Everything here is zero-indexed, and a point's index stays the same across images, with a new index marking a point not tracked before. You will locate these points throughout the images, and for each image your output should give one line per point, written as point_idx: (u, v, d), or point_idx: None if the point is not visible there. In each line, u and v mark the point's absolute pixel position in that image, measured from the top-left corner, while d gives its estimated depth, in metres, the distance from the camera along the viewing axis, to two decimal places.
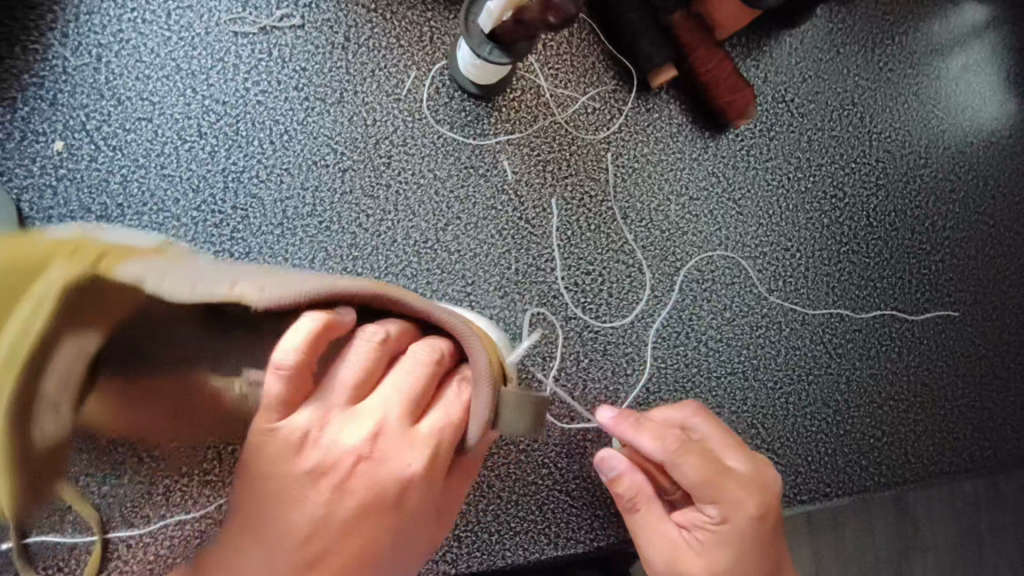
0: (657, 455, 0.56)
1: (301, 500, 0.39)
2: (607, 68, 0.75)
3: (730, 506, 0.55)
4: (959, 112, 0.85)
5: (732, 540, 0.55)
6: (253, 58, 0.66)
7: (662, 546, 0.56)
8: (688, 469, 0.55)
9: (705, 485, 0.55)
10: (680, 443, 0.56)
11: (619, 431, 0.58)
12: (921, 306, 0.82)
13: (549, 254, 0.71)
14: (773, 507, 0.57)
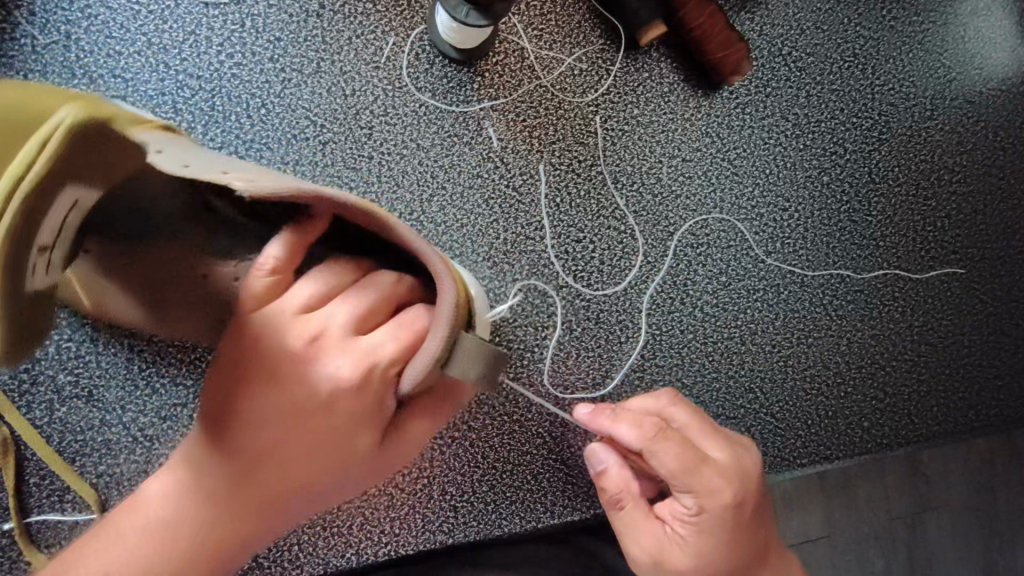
0: (635, 445, 0.54)
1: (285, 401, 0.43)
2: (594, 27, 0.72)
3: (707, 495, 0.53)
4: (969, 58, 0.80)
5: (713, 527, 0.53)
6: (226, 30, 0.64)
7: (644, 542, 0.55)
8: (666, 459, 0.53)
9: (684, 476, 0.53)
10: (659, 432, 0.54)
11: (598, 423, 0.57)
12: (925, 264, 0.79)
13: (539, 223, 0.70)
14: (753, 493, 0.55)
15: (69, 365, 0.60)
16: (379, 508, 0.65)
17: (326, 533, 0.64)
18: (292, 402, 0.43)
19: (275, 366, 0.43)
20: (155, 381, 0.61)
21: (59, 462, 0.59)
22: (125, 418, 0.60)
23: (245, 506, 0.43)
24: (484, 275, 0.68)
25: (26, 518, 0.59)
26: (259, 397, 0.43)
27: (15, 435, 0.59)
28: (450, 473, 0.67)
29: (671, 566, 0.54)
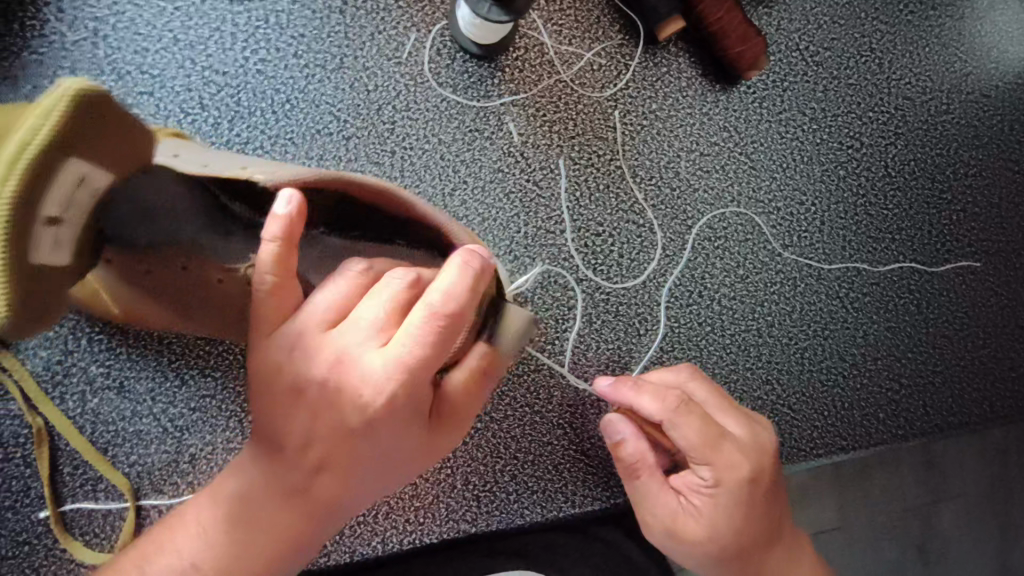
0: (656, 417, 0.57)
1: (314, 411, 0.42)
2: (613, 22, 0.72)
3: (726, 470, 0.55)
4: (984, 52, 0.81)
5: (729, 500, 0.56)
6: (251, 26, 0.65)
7: (661, 510, 0.58)
8: (687, 433, 0.55)
9: (704, 450, 0.55)
10: (682, 406, 0.56)
11: (620, 395, 0.59)
12: (940, 257, 0.80)
13: (559, 216, 0.70)
14: (768, 471, 0.58)
15: (101, 358, 0.61)
16: (403, 498, 0.66)
17: (351, 522, 0.65)
18: (326, 422, 0.41)
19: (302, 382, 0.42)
20: (185, 373, 0.62)
21: (93, 452, 0.60)
22: (155, 410, 0.61)
23: (303, 524, 0.44)
24: (505, 268, 0.69)
25: (61, 506, 0.60)
26: (291, 426, 0.42)
27: (49, 427, 0.60)
28: (472, 463, 0.68)
29: (686, 533, 0.57)
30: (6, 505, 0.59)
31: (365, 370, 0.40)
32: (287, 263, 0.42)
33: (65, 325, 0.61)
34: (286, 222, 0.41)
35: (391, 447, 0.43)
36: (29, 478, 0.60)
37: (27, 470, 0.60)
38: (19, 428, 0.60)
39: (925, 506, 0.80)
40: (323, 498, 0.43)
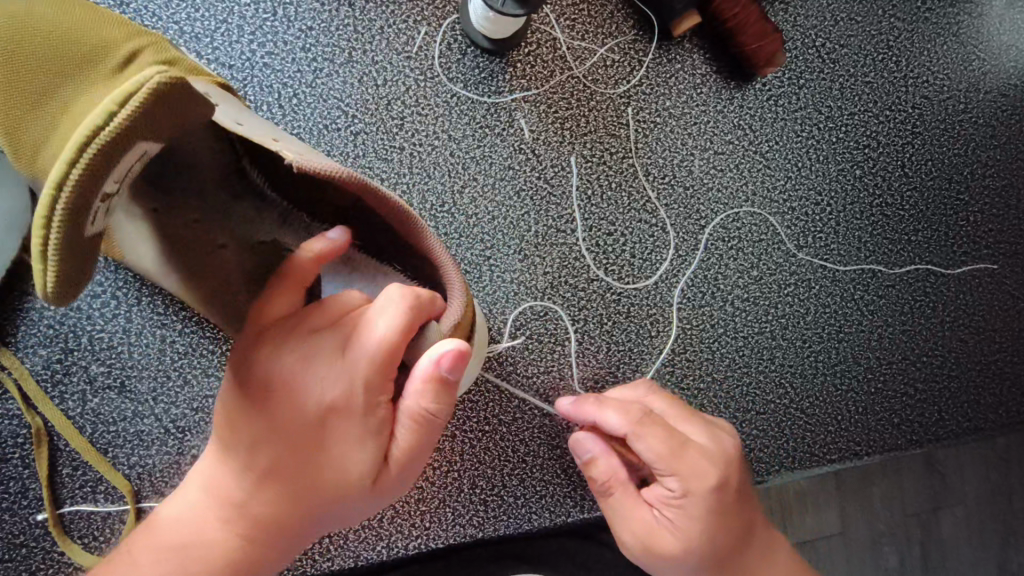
0: (620, 429, 0.54)
1: (274, 409, 0.43)
2: (626, 17, 0.71)
3: (692, 478, 0.53)
4: (1003, 51, 0.79)
5: (698, 510, 0.53)
6: (258, 18, 0.64)
7: (637, 528, 0.54)
8: (652, 444, 0.53)
9: (668, 460, 0.53)
10: (643, 418, 0.54)
11: (582, 412, 0.57)
12: (957, 259, 0.78)
13: (570, 215, 0.69)
14: (736, 478, 0.55)
15: (102, 356, 0.59)
16: (410, 501, 0.65)
17: (356, 526, 0.64)
18: (286, 417, 0.43)
19: (266, 380, 0.43)
20: (187, 372, 0.60)
21: (93, 453, 0.59)
22: (157, 410, 0.60)
23: (262, 524, 0.45)
24: (515, 268, 0.67)
25: (59, 508, 0.58)
26: (253, 424, 0.43)
27: (49, 427, 0.59)
28: (480, 467, 0.66)
29: (663, 550, 0.54)
30: (4, 506, 0.58)
31: (327, 369, 0.42)
32: (305, 272, 0.44)
33: (66, 323, 0.59)
34: (336, 248, 0.44)
35: (349, 460, 0.44)
36: (28, 479, 0.58)
37: (25, 471, 0.58)
38: (18, 427, 0.58)
39: (938, 515, 0.79)
40: (276, 519, 0.45)
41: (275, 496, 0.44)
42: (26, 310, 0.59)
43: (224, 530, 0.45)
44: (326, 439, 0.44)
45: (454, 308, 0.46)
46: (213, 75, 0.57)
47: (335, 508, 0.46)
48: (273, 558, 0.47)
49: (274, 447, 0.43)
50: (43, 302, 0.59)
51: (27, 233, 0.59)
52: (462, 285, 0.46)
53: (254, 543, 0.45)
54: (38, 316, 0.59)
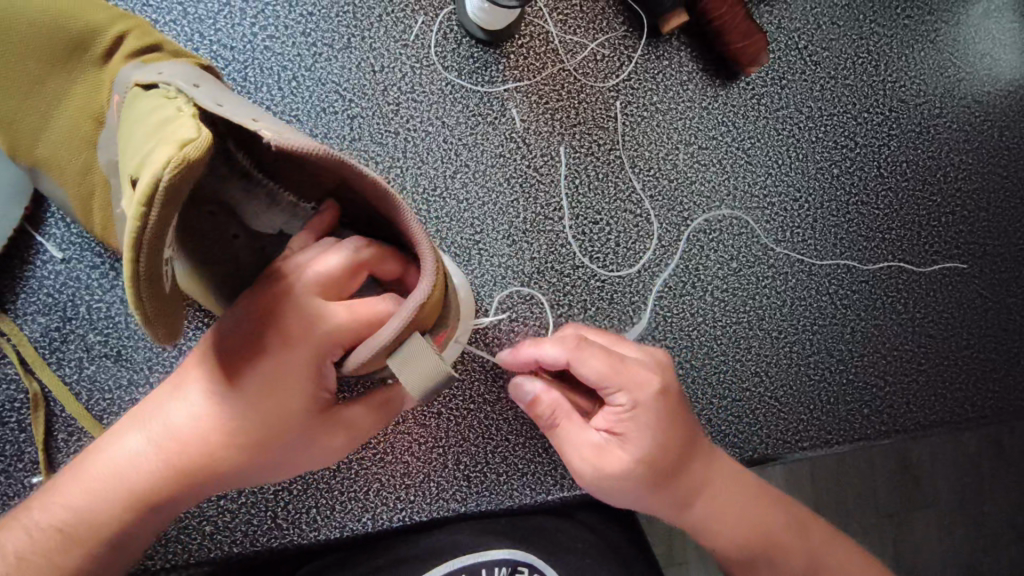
0: (560, 358, 0.55)
1: (245, 352, 0.48)
2: (617, 14, 0.74)
3: (636, 389, 0.55)
4: (978, 59, 0.83)
5: (649, 422, 0.55)
6: (260, 3, 0.66)
7: (586, 450, 0.57)
8: (592, 364, 0.54)
9: (611, 377, 0.54)
10: (580, 346, 0.55)
11: (520, 356, 0.57)
12: (929, 258, 0.82)
13: (558, 203, 0.72)
14: (674, 384, 0.58)
15: (99, 326, 0.61)
16: (395, 475, 0.67)
17: (342, 498, 0.66)
18: (253, 360, 0.48)
19: (243, 328, 0.47)
20: (183, 344, 0.62)
21: (88, 419, 0.60)
22: (151, 379, 0.61)
23: (200, 455, 0.49)
24: (504, 252, 0.70)
25: (54, 472, 0.60)
26: (222, 362, 0.48)
27: (46, 392, 0.60)
28: (464, 444, 0.69)
29: (612, 468, 0.56)
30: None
31: (299, 321, 0.47)
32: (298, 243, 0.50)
33: (65, 292, 0.61)
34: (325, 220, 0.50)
35: (295, 407, 0.49)
36: (24, 443, 0.60)
37: (21, 435, 0.60)
38: (16, 392, 0.60)
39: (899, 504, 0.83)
40: (214, 470, 0.49)
41: (221, 450, 0.49)
42: (26, 279, 0.61)
43: (158, 476, 0.49)
44: (274, 398, 0.48)
45: (419, 292, 0.42)
46: (196, 59, 0.58)
47: (274, 463, 0.51)
48: (197, 495, 0.51)
49: (234, 386, 0.48)
50: (42, 272, 0.61)
51: (28, 205, 0.61)
52: (434, 264, 0.44)
53: (185, 491, 0.49)
54: (38, 285, 0.61)
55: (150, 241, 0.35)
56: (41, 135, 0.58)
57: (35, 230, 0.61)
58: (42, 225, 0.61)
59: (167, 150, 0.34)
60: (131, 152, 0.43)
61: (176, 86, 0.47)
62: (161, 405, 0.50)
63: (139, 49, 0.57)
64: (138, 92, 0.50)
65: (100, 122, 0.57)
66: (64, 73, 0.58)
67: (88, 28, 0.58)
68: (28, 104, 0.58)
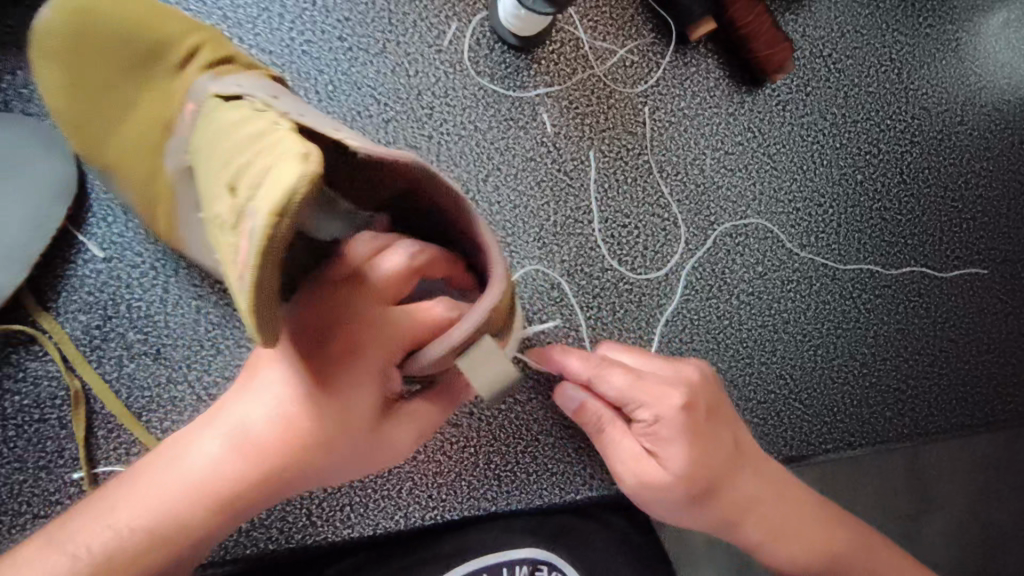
0: (584, 373, 0.57)
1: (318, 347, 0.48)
2: (645, 21, 0.75)
3: (659, 403, 0.55)
4: (998, 67, 0.84)
5: (678, 434, 0.55)
6: (298, 8, 0.67)
7: (627, 458, 0.58)
8: (615, 381, 0.56)
9: (637, 396, 0.55)
10: (606, 361, 0.57)
11: (550, 360, 0.59)
12: (951, 263, 0.83)
13: (588, 206, 0.72)
14: (701, 399, 0.57)
15: (139, 324, 0.62)
16: (426, 474, 0.68)
17: (375, 496, 0.67)
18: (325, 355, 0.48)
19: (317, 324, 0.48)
20: (220, 342, 0.63)
21: (128, 416, 0.61)
22: (190, 376, 0.62)
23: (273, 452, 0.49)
24: (534, 255, 0.71)
25: (95, 468, 0.61)
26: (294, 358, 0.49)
27: (86, 389, 0.61)
28: (495, 443, 0.70)
29: (651, 477, 0.57)
30: (41, 465, 0.60)
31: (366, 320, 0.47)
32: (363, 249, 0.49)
33: (106, 291, 0.62)
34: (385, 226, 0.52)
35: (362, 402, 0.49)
36: (64, 440, 0.61)
37: (62, 432, 0.61)
38: (56, 389, 0.61)
39: (916, 506, 0.81)
40: (286, 468, 0.49)
41: (294, 448, 0.48)
42: (67, 277, 0.62)
43: (228, 475, 0.48)
44: (346, 401, 0.48)
45: (487, 298, 0.42)
46: (268, 71, 0.60)
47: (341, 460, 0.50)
48: (265, 498, 0.50)
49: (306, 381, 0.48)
50: (84, 271, 0.62)
51: (72, 203, 0.62)
52: (505, 274, 0.44)
53: (256, 488, 0.49)
54: (79, 283, 0.62)
55: (270, 253, 0.34)
56: (111, 139, 0.59)
57: (78, 229, 0.62)
58: (85, 225, 0.62)
59: (298, 164, 0.34)
60: (220, 161, 0.43)
61: (261, 101, 0.48)
62: (232, 404, 0.50)
63: (213, 61, 0.58)
64: (219, 104, 0.51)
65: (169, 128, 0.57)
66: (137, 81, 0.59)
67: (167, 39, 0.59)
68: (98, 111, 0.59)
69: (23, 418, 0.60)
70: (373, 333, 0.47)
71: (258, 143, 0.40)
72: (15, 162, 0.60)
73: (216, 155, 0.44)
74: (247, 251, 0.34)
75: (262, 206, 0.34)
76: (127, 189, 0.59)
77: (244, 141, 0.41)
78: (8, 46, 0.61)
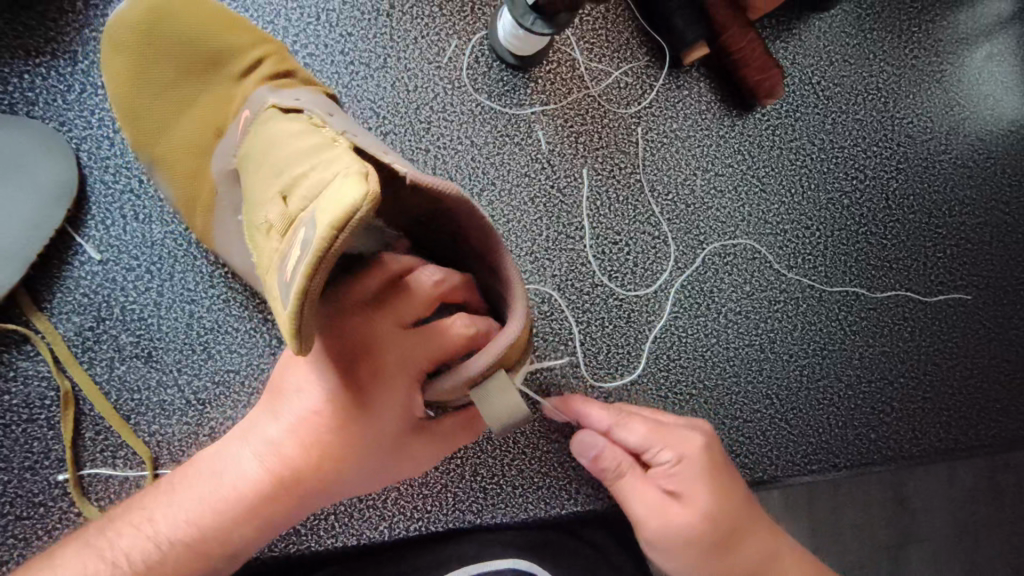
0: (605, 423, 0.59)
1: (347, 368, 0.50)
2: (641, 44, 0.77)
3: (681, 446, 0.57)
4: (982, 99, 0.86)
5: (700, 474, 0.56)
6: (302, 22, 0.69)
7: (649, 504, 0.56)
8: (636, 429, 0.58)
9: (658, 441, 0.57)
10: (624, 413, 0.59)
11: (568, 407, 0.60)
12: (934, 288, 0.84)
13: (579, 223, 0.74)
14: (719, 446, 0.59)
15: (131, 326, 0.62)
16: (413, 485, 0.68)
17: (361, 505, 0.67)
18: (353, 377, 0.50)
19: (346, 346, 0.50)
20: (211, 347, 0.63)
21: (116, 418, 0.61)
22: (180, 380, 0.63)
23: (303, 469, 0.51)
24: (527, 269, 0.72)
25: (80, 470, 0.61)
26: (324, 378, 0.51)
27: (76, 390, 0.61)
28: (482, 455, 0.70)
29: (677, 521, 0.55)
30: (27, 465, 0.60)
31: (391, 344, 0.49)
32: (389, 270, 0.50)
33: (100, 293, 0.62)
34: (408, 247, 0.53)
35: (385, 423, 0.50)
36: (51, 440, 0.61)
37: (49, 432, 0.61)
38: (46, 389, 0.61)
39: (896, 538, 0.81)
40: (314, 485, 0.51)
41: (322, 465, 0.51)
42: (62, 278, 0.62)
43: (260, 492, 0.51)
44: (371, 420, 0.50)
45: (510, 329, 0.44)
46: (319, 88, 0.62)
47: (366, 476, 0.53)
48: (295, 512, 0.52)
49: (335, 401, 0.50)
50: (79, 272, 0.62)
51: (72, 205, 0.62)
52: (525, 307, 0.45)
53: (285, 504, 0.51)
54: (74, 284, 0.62)
55: (330, 258, 0.35)
56: (165, 138, 0.62)
57: (76, 231, 0.62)
58: (82, 227, 0.63)
59: (359, 176, 0.34)
60: (279, 168, 0.45)
61: (317, 116, 0.51)
62: (265, 423, 0.53)
63: (274, 74, 0.61)
64: (276, 113, 0.54)
65: (222, 133, 0.60)
66: (200, 86, 0.62)
67: (234, 49, 0.62)
68: (157, 108, 0.62)
69: (10, 418, 0.60)
70: (397, 356, 0.49)
71: (321, 153, 0.41)
72: (16, 163, 0.61)
73: (274, 163, 0.47)
74: (308, 256, 0.35)
75: (325, 214, 0.35)
76: (172, 184, 0.62)
77: (307, 151, 0.43)
78: (16, 50, 0.63)
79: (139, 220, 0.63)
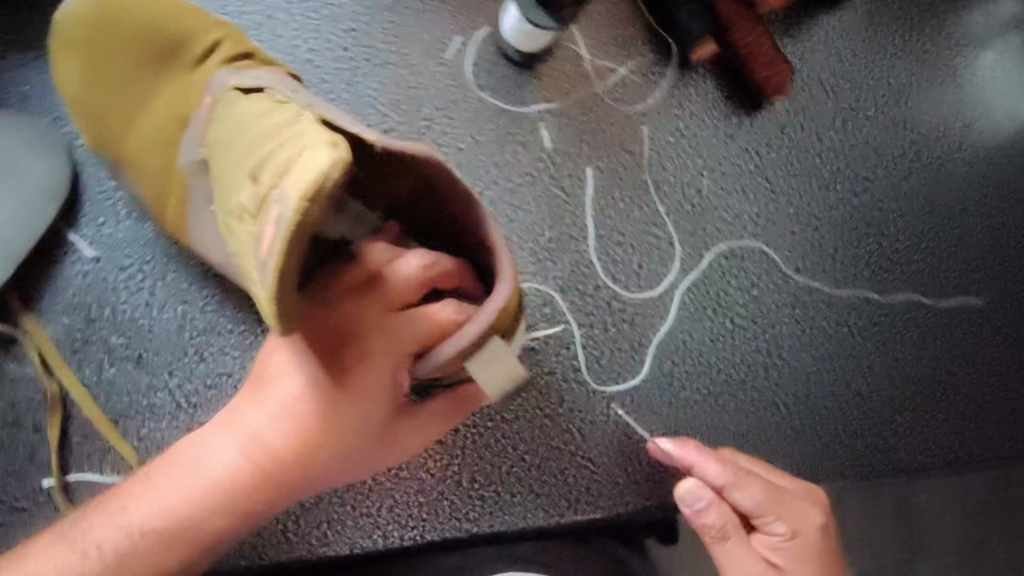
0: (719, 482, 0.59)
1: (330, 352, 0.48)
2: (647, 41, 0.75)
3: (799, 520, 0.60)
4: (997, 100, 0.84)
5: (807, 549, 0.59)
6: (301, 17, 0.67)
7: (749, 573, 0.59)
8: (751, 495, 0.59)
9: (767, 510, 0.59)
10: (739, 473, 0.60)
11: (686, 457, 0.61)
12: (948, 292, 0.82)
13: (583, 224, 0.72)
14: (822, 512, 0.62)
15: (121, 327, 0.61)
16: (409, 492, 0.66)
17: (357, 512, 0.65)
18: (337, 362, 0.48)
19: (329, 330, 0.48)
20: (203, 349, 0.61)
21: (105, 421, 0.59)
22: (170, 383, 0.61)
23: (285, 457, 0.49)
24: (529, 271, 0.70)
25: (67, 475, 0.59)
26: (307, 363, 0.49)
27: (64, 393, 0.60)
28: (481, 462, 0.68)
29: None
30: (12, 469, 0.58)
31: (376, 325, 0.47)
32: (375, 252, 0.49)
33: (90, 292, 0.61)
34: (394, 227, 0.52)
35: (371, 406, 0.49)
36: (38, 444, 0.59)
37: (36, 435, 0.59)
38: (33, 391, 0.59)
39: (909, 549, 0.79)
40: (296, 474, 0.49)
41: (305, 453, 0.49)
42: (52, 277, 0.61)
43: (240, 482, 0.49)
44: (356, 405, 0.48)
45: (500, 292, 0.43)
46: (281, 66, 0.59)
47: (351, 463, 0.51)
48: (278, 502, 0.51)
49: (318, 388, 0.48)
50: (69, 271, 0.61)
51: (63, 201, 0.61)
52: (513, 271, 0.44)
53: (266, 494, 0.49)
54: (65, 283, 0.61)
55: (304, 232, 0.34)
56: (132, 138, 0.59)
57: (69, 227, 0.61)
58: (73, 224, 0.61)
59: (330, 154, 0.34)
60: (243, 157, 0.43)
61: (280, 95, 0.49)
62: (244, 411, 0.50)
63: (234, 57, 0.57)
64: (236, 99, 0.51)
65: (185, 124, 0.56)
66: (155, 75, 0.58)
67: (189, 33, 0.58)
68: (117, 105, 0.59)
69: None
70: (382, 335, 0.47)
71: (282, 136, 0.40)
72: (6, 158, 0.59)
73: (239, 149, 0.44)
74: (281, 233, 0.34)
75: (294, 189, 0.34)
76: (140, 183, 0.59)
77: (267, 136, 0.42)
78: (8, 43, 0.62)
79: (130, 218, 0.62)
